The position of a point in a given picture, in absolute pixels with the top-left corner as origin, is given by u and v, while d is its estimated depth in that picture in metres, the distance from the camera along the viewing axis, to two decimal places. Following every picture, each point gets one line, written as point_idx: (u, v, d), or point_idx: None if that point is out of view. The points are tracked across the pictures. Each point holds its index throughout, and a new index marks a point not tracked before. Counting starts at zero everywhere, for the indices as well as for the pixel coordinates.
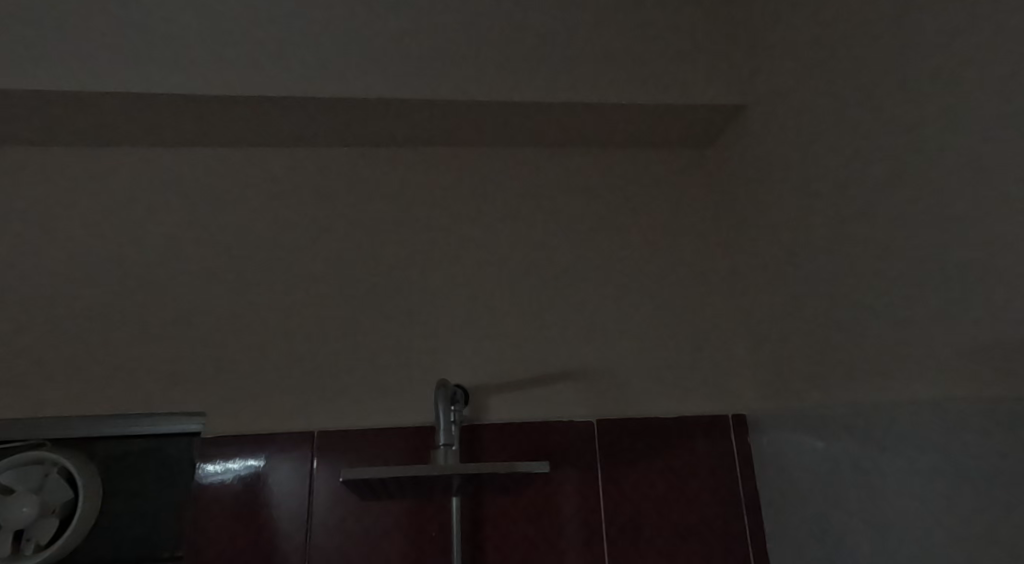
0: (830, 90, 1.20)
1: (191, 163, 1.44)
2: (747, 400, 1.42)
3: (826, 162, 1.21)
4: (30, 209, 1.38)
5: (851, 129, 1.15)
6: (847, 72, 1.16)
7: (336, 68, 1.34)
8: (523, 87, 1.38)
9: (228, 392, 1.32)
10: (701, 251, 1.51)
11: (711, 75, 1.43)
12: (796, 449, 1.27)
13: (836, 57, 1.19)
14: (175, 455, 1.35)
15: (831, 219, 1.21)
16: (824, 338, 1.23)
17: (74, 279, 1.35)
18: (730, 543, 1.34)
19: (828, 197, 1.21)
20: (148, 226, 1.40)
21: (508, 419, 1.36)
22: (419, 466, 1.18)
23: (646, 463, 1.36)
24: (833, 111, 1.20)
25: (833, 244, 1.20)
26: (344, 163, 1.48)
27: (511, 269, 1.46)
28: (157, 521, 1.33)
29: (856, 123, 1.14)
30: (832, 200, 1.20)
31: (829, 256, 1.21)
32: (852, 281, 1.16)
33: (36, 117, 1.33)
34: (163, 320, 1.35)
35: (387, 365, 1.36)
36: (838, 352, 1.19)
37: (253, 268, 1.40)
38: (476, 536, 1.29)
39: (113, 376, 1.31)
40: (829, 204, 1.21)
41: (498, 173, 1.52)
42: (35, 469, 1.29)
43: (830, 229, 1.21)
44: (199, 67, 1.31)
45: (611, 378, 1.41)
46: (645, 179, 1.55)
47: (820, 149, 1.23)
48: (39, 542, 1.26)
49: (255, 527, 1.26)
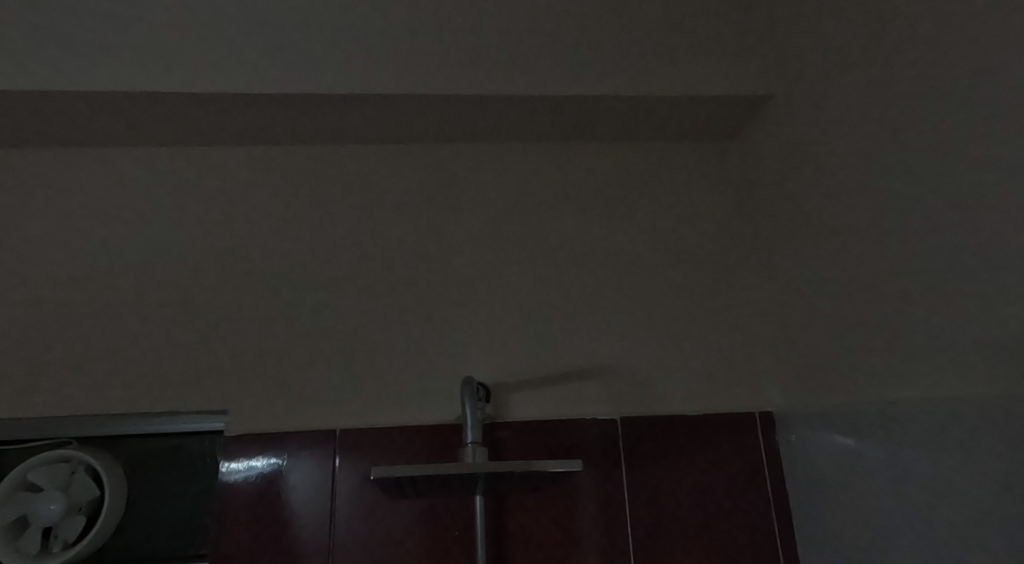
0: (855, 83, 1.19)
1: (211, 162, 1.45)
2: (772, 398, 1.41)
3: (852, 156, 1.20)
4: (52, 210, 1.39)
5: (877, 122, 1.14)
6: (873, 63, 1.15)
7: (356, 64, 1.34)
8: (543, 83, 1.37)
9: (251, 390, 1.32)
10: (723, 248, 1.50)
11: (733, 69, 1.41)
12: (826, 448, 1.25)
13: (861, 49, 1.18)
14: (199, 452, 1.36)
15: (857, 213, 1.19)
16: (850, 335, 1.21)
17: (97, 279, 1.36)
18: (758, 542, 1.33)
19: (854, 192, 1.20)
20: (169, 226, 1.40)
21: (531, 417, 1.36)
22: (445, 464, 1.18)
23: (671, 462, 1.35)
24: (858, 104, 1.18)
25: (859, 240, 1.19)
26: (364, 161, 1.48)
27: (532, 267, 1.45)
28: (181, 520, 1.33)
29: (883, 116, 1.13)
30: (858, 195, 1.18)
31: (855, 253, 1.20)
32: (880, 275, 1.14)
33: (59, 118, 1.33)
34: (184, 319, 1.35)
35: (409, 363, 1.36)
36: (864, 349, 1.18)
37: (274, 266, 1.40)
38: (499, 536, 1.29)
39: (136, 375, 1.31)
40: (855, 199, 1.19)
41: (518, 169, 1.51)
42: (61, 467, 1.28)
43: (857, 223, 1.19)
44: (219, 65, 1.31)
45: (633, 375, 1.40)
46: (666, 175, 1.54)
47: (844, 144, 1.21)
48: (67, 540, 1.26)
49: (279, 526, 1.25)
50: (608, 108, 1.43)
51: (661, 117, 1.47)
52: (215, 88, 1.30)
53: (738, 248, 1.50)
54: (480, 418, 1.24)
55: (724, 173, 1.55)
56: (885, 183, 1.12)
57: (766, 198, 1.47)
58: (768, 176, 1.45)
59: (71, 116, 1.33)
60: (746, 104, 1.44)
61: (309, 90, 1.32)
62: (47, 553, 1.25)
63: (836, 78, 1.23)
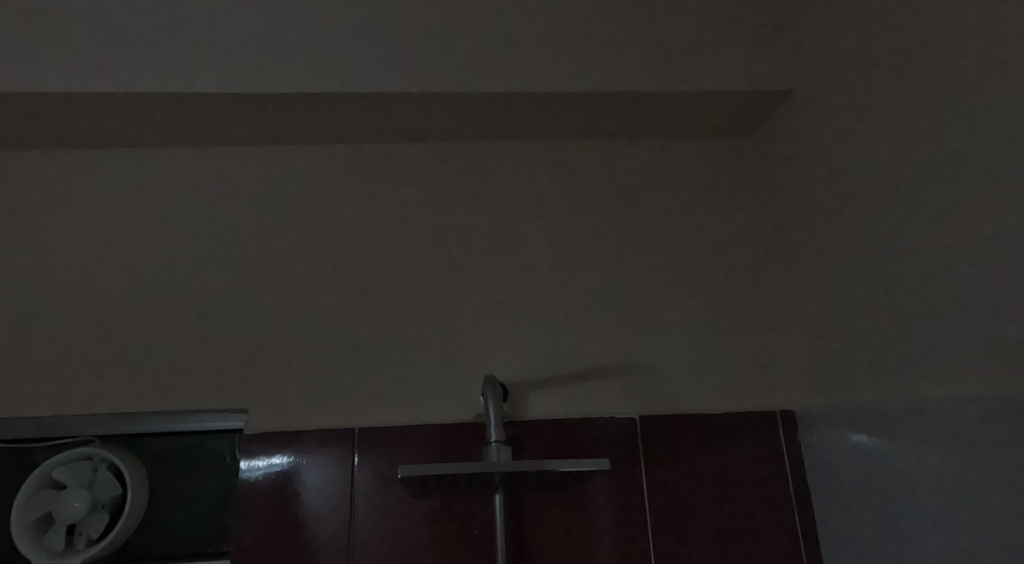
0: (876, 77, 1.17)
1: (227, 162, 1.45)
2: (792, 397, 1.39)
3: (873, 150, 1.18)
4: (69, 211, 1.39)
5: (899, 116, 1.12)
6: (895, 56, 1.12)
7: (372, 63, 1.34)
8: (560, 80, 1.36)
9: (269, 389, 1.32)
10: (742, 245, 1.48)
11: (752, 64, 1.39)
12: (848, 448, 1.23)
13: (883, 41, 1.15)
14: (218, 451, 1.37)
15: (878, 209, 1.17)
16: (872, 333, 1.19)
17: (115, 279, 1.36)
18: (780, 543, 1.31)
19: (875, 187, 1.18)
20: (186, 225, 1.40)
21: (550, 416, 1.35)
22: (471, 463, 1.18)
23: (690, 460, 1.34)
24: (879, 98, 1.16)
25: (880, 237, 1.17)
26: (379, 160, 1.48)
27: (549, 265, 1.44)
28: (202, 518, 1.34)
29: (905, 110, 1.10)
30: (880, 191, 1.16)
31: (877, 250, 1.18)
32: (903, 273, 1.12)
33: (76, 119, 1.34)
34: (201, 319, 1.36)
35: (426, 361, 1.36)
36: (888, 348, 1.16)
37: (291, 265, 1.40)
38: (518, 537, 1.28)
39: (156, 373, 1.32)
40: (877, 195, 1.17)
41: (533, 166, 1.50)
42: (84, 465, 1.30)
43: (879, 220, 1.17)
44: (235, 65, 1.31)
45: (652, 373, 1.39)
46: (684, 171, 1.52)
47: (866, 138, 1.19)
48: (90, 537, 1.28)
49: (298, 526, 1.26)
50: (626, 105, 1.42)
51: (679, 114, 1.46)
52: (232, 88, 1.30)
53: (758, 245, 1.48)
54: (500, 417, 1.24)
55: (742, 170, 1.53)
56: (908, 178, 1.10)
57: (785, 194, 1.45)
58: (787, 172, 1.44)
59: (90, 117, 1.34)
60: (765, 99, 1.42)
61: (325, 89, 1.32)
62: (72, 550, 1.27)
63: (857, 72, 1.21)
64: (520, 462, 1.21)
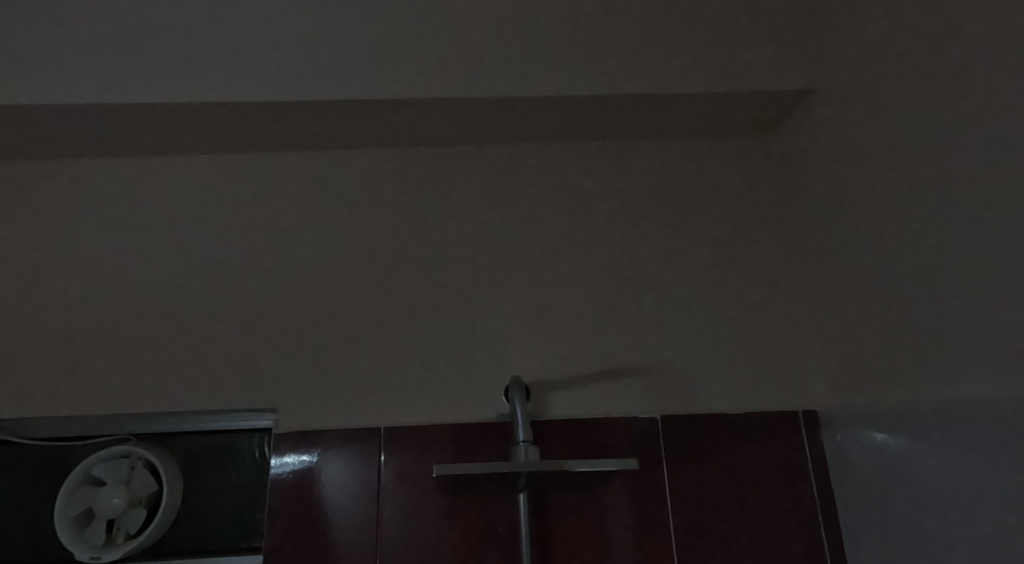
0: (899, 77, 1.16)
1: (253, 167, 1.49)
2: (814, 396, 1.39)
3: (896, 150, 1.17)
4: (103, 217, 1.44)
5: (924, 117, 1.11)
6: (920, 56, 1.12)
7: (397, 71, 1.36)
8: (583, 84, 1.37)
9: (296, 390, 1.36)
10: (763, 244, 1.48)
11: (774, 63, 1.39)
12: (873, 450, 1.23)
13: (908, 40, 1.14)
14: (246, 449, 1.42)
15: (901, 209, 1.16)
16: (898, 333, 1.18)
17: (147, 282, 1.41)
18: (804, 543, 1.31)
19: (899, 186, 1.17)
20: (215, 230, 1.44)
21: (571, 416, 1.36)
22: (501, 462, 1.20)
23: (712, 460, 1.34)
24: (902, 98, 1.15)
25: (905, 236, 1.16)
26: (401, 164, 1.51)
27: (571, 266, 1.45)
28: (235, 514, 1.39)
29: (930, 111, 1.10)
30: (903, 191, 1.16)
31: (901, 250, 1.17)
32: (929, 273, 1.11)
33: (110, 129, 1.39)
34: (230, 321, 1.39)
35: (448, 362, 1.38)
36: (913, 348, 1.15)
37: (317, 268, 1.43)
38: (542, 535, 1.30)
39: (189, 375, 1.36)
40: (900, 195, 1.17)
41: (553, 168, 1.52)
42: (122, 462, 1.35)
43: (902, 220, 1.17)
44: (265, 76, 1.35)
45: (673, 373, 1.40)
46: (704, 170, 1.52)
47: (890, 137, 1.18)
48: (129, 532, 1.33)
49: (326, 522, 1.29)
50: (648, 107, 1.42)
51: (700, 114, 1.46)
52: (264, 97, 1.34)
53: (780, 245, 1.48)
54: (526, 417, 1.26)
55: (763, 169, 1.53)
56: (935, 177, 1.09)
57: (807, 193, 1.44)
58: (808, 171, 1.43)
59: (123, 126, 1.38)
60: (788, 99, 1.41)
61: (353, 97, 1.35)
62: (111, 544, 1.32)
63: (879, 71, 1.20)
64: (549, 461, 1.22)
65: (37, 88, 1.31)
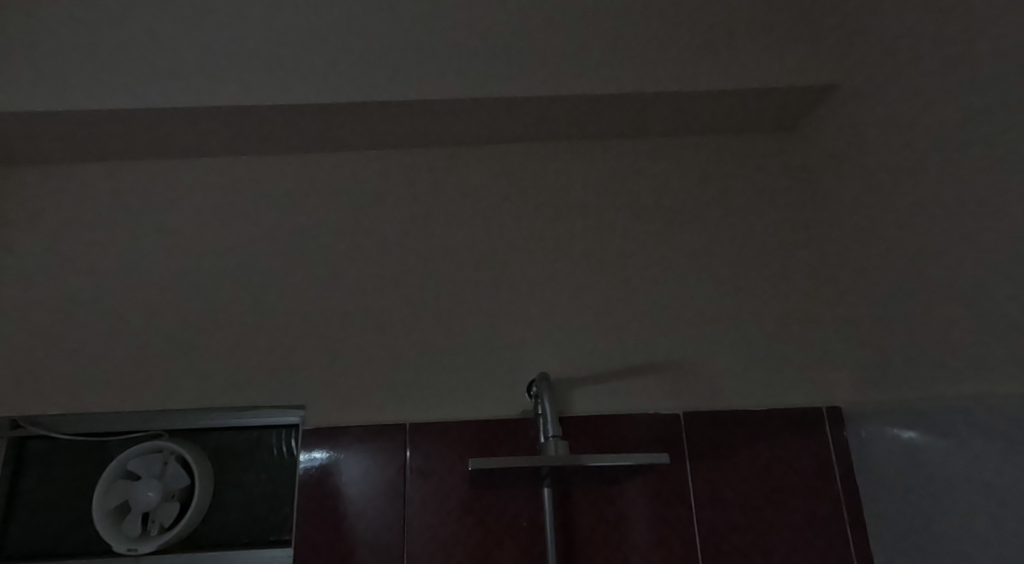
0: (933, 70, 1.15)
1: (277, 169, 1.51)
2: (839, 393, 1.38)
3: (930, 145, 1.16)
4: (132, 218, 1.47)
5: (959, 111, 1.10)
6: (955, 49, 1.11)
7: (422, 72, 1.38)
8: (608, 81, 1.38)
9: (322, 387, 1.38)
10: (789, 240, 1.47)
11: (800, 58, 1.38)
12: (899, 446, 1.22)
13: (944, 32, 1.13)
14: (274, 444, 1.46)
15: (936, 203, 1.15)
16: (931, 328, 1.17)
17: (176, 281, 1.44)
18: (830, 540, 1.30)
19: (932, 181, 1.16)
20: (242, 229, 1.47)
21: (594, 412, 1.37)
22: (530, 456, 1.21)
23: (736, 456, 1.34)
24: (936, 92, 1.14)
25: (940, 230, 1.15)
26: (423, 164, 1.52)
27: (594, 263, 1.46)
28: (264, 508, 1.42)
29: (966, 105, 1.09)
30: (938, 185, 1.15)
31: (935, 245, 1.15)
32: (966, 268, 1.10)
33: (139, 132, 1.42)
34: (256, 320, 1.42)
35: (470, 359, 1.40)
36: (947, 344, 1.14)
37: (343, 266, 1.45)
38: (565, 530, 1.31)
39: (222, 371, 1.39)
40: (934, 189, 1.15)
41: (573, 166, 1.52)
42: (155, 457, 1.39)
43: (936, 214, 1.15)
44: (292, 79, 1.37)
45: (696, 370, 1.40)
46: (726, 167, 1.52)
47: (923, 131, 1.17)
48: (163, 525, 1.37)
49: (353, 516, 1.31)
50: (674, 103, 1.42)
51: (724, 110, 1.45)
52: (297, 100, 1.36)
53: (803, 241, 1.47)
54: (555, 412, 1.27)
55: (788, 165, 1.51)
56: (973, 171, 1.08)
57: (830, 188, 1.43)
58: (833, 166, 1.42)
59: (152, 129, 1.41)
60: (813, 93, 1.40)
61: (383, 98, 1.37)
62: (146, 536, 1.36)
63: (912, 66, 1.19)
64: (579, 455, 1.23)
65: (73, 94, 1.35)
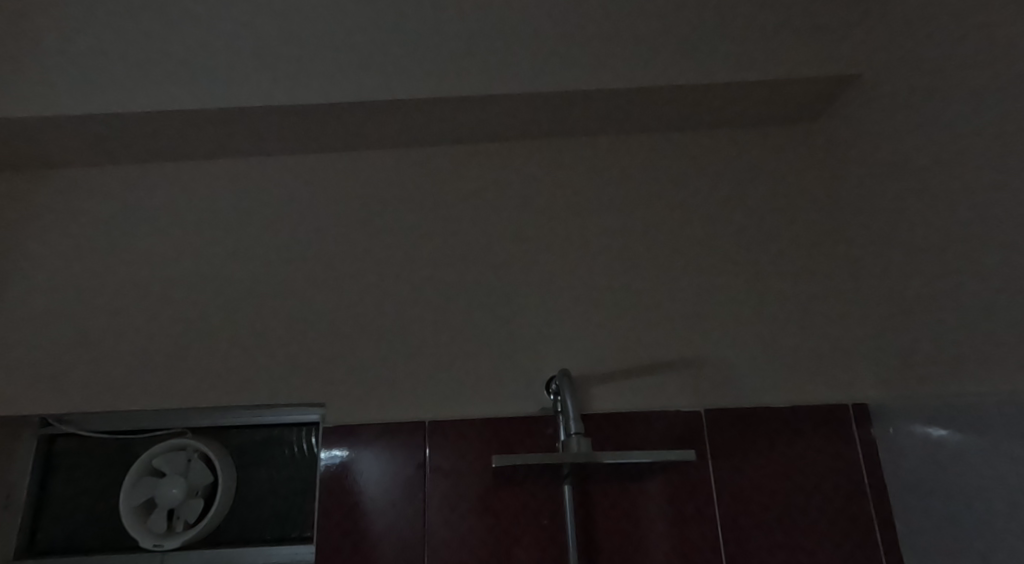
0: (964, 58, 1.12)
1: (295, 168, 1.52)
2: (865, 389, 1.35)
3: (962, 135, 1.13)
4: (154, 219, 1.49)
5: (993, 100, 1.07)
6: (987, 36, 1.08)
7: (441, 70, 1.38)
8: (628, 75, 1.36)
9: (342, 385, 1.38)
10: (812, 235, 1.44)
11: (823, 48, 1.35)
12: (933, 444, 1.19)
13: (980, 19, 1.10)
14: (294, 441, 1.47)
15: (970, 195, 1.12)
16: (964, 323, 1.14)
17: (197, 281, 1.45)
18: (857, 540, 1.28)
19: (964, 172, 1.13)
20: (261, 229, 1.48)
21: (613, 409, 1.35)
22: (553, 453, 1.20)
23: (759, 454, 1.32)
24: (967, 81, 1.11)
25: (973, 222, 1.12)
26: (440, 161, 1.52)
27: (613, 259, 1.45)
28: (285, 505, 1.44)
29: (1001, 93, 1.06)
30: (971, 176, 1.12)
31: (969, 238, 1.13)
32: (1001, 261, 1.07)
33: (160, 134, 1.44)
34: (276, 319, 1.43)
35: (488, 357, 1.40)
36: (983, 339, 1.11)
37: (362, 264, 1.46)
38: (587, 528, 1.30)
39: (243, 370, 1.40)
40: (967, 180, 1.13)
41: (591, 161, 1.51)
42: (179, 454, 1.41)
43: (969, 206, 1.12)
44: (312, 79, 1.38)
45: (717, 366, 1.38)
46: (746, 160, 1.49)
47: (957, 120, 1.14)
48: (188, 521, 1.39)
49: (374, 514, 1.32)
50: (696, 96, 1.40)
51: (746, 102, 1.43)
52: (319, 99, 1.37)
53: (826, 234, 1.44)
54: (577, 409, 1.26)
55: (811, 157, 1.49)
56: (1008, 161, 1.05)
57: (855, 180, 1.40)
58: (857, 157, 1.39)
59: (172, 130, 1.43)
60: (837, 84, 1.37)
61: (404, 97, 1.37)
62: (172, 532, 1.38)
63: (941, 54, 1.16)
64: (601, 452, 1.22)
65: (96, 98, 1.36)
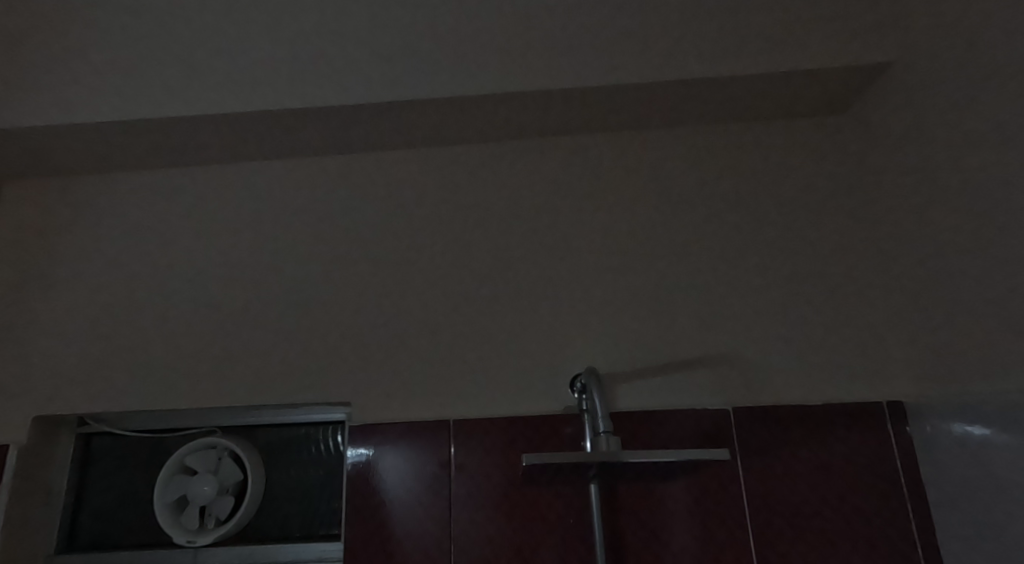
0: (1002, 45, 1.09)
1: (321, 169, 1.54)
2: (900, 386, 1.32)
3: (1001, 123, 1.10)
4: (183, 222, 1.52)
5: None
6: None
7: (464, 69, 1.38)
8: (652, 70, 1.35)
9: (368, 384, 1.40)
10: (843, 228, 1.41)
11: (853, 37, 1.32)
12: (973, 443, 1.16)
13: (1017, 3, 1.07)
14: (322, 439, 1.49)
15: (1010, 185, 1.09)
16: (1006, 318, 1.11)
17: (225, 282, 1.48)
18: (892, 540, 1.25)
19: (1004, 161, 1.10)
20: (288, 230, 1.50)
21: (639, 407, 1.34)
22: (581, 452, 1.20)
23: (790, 452, 1.30)
24: (1006, 68, 1.08)
25: (1014, 213, 1.08)
26: (463, 160, 1.52)
27: (638, 256, 1.43)
28: (313, 502, 1.46)
29: None
30: (1010, 166, 1.08)
31: (1009, 230, 1.09)
32: None
33: (188, 138, 1.46)
34: (303, 319, 1.45)
35: (512, 355, 1.39)
36: None
37: (387, 264, 1.47)
38: (613, 528, 1.29)
39: (272, 369, 1.42)
40: (1007, 171, 1.09)
41: (615, 157, 1.50)
42: (210, 452, 1.44)
43: (1010, 197, 1.09)
44: (336, 80, 1.39)
45: (746, 363, 1.36)
46: (774, 153, 1.47)
47: (995, 109, 1.10)
48: (219, 518, 1.42)
49: (401, 512, 1.32)
50: (722, 89, 1.38)
51: (773, 94, 1.40)
52: (343, 100, 1.38)
53: (858, 228, 1.41)
54: (605, 408, 1.25)
55: (842, 149, 1.45)
56: None
57: (888, 172, 1.37)
58: (890, 149, 1.35)
59: (200, 135, 1.45)
60: (868, 74, 1.34)
61: (428, 96, 1.37)
62: (204, 529, 1.41)
63: (977, 41, 1.13)
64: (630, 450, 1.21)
65: (125, 103, 1.39)
